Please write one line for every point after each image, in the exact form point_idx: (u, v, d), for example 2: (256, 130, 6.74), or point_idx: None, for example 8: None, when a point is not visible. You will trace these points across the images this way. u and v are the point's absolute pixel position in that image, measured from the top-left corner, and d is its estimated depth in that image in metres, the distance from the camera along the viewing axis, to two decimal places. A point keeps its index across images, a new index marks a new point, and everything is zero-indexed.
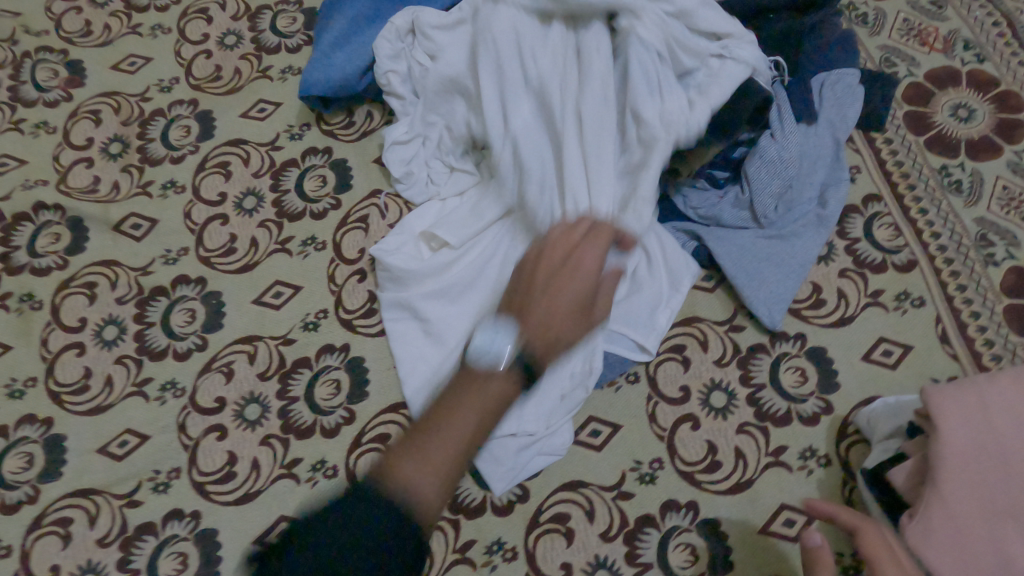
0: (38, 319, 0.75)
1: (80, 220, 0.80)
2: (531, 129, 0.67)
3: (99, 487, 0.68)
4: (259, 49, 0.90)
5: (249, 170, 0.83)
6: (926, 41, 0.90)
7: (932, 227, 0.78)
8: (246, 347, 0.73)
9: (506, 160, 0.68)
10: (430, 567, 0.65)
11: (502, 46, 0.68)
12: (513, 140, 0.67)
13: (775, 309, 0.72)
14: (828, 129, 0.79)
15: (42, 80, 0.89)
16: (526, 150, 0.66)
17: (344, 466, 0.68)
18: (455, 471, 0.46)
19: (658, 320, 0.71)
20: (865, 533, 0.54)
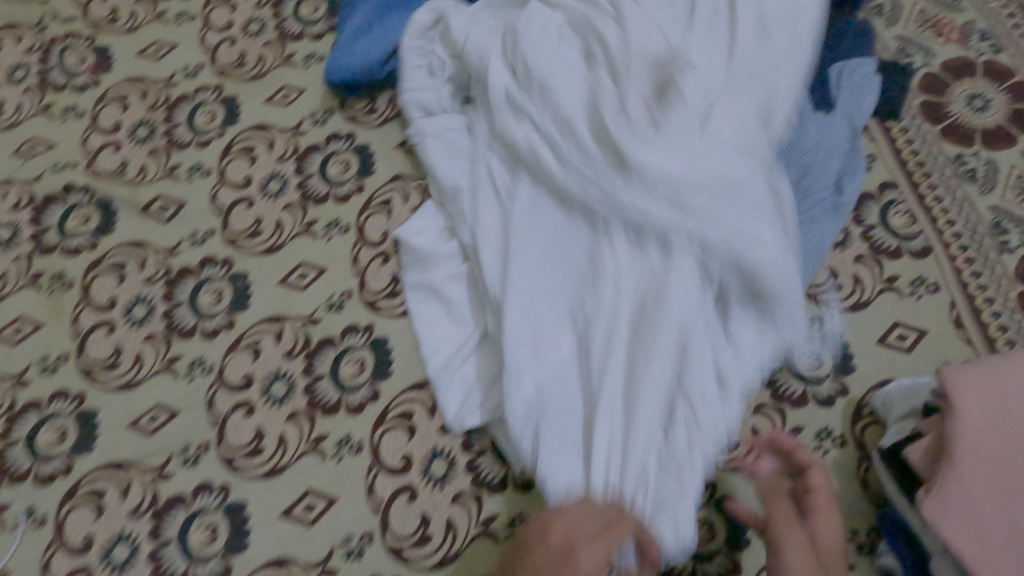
0: (69, 298, 0.77)
1: (109, 202, 0.82)
2: (557, 380, 0.63)
3: (131, 460, 0.70)
4: (283, 36, 0.92)
5: (274, 154, 0.84)
6: (942, 32, 0.90)
7: (947, 215, 0.79)
8: (272, 326, 0.75)
9: (523, 396, 0.63)
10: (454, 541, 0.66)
11: (538, 282, 0.66)
12: (536, 415, 0.62)
13: None
14: (845, 117, 0.80)
15: (70, 66, 0.91)
16: (550, 431, 0.62)
17: (369, 442, 0.70)
18: None
19: None
20: (813, 473, 0.60)
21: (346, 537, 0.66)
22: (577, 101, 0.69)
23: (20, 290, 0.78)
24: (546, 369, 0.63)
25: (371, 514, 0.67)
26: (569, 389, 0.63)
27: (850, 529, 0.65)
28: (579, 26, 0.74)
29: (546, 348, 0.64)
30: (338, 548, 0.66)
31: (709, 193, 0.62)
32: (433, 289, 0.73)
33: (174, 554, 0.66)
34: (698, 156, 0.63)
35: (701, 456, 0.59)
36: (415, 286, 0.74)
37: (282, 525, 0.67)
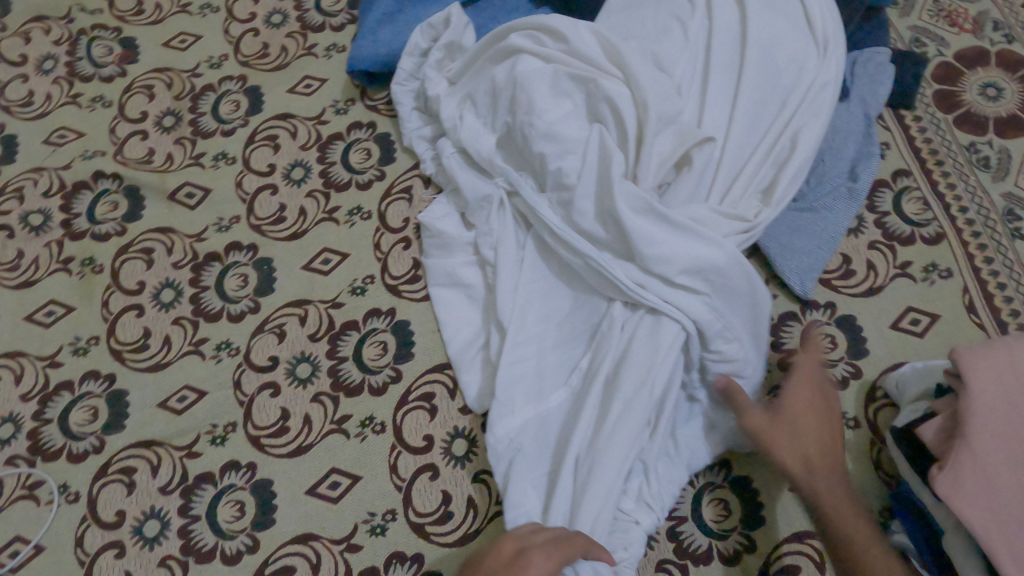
0: (100, 282, 0.79)
1: (137, 189, 0.84)
2: (534, 426, 0.65)
3: (161, 439, 0.72)
4: (305, 28, 0.94)
5: (297, 143, 0.86)
6: (956, 22, 0.91)
7: (960, 202, 0.80)
8: (297, 310, 0.77)
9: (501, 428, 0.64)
10: (474, 518, 0.67)
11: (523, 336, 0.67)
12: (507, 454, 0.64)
13: (807, 277, 0.74)
14: (860, 105, 0.82)
15: (98, 56, 0.93)
16: (517, 468, 0.63)
17: (392, 421, 0.71)
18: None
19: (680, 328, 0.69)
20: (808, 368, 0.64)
21: (370, 514, 0.68)
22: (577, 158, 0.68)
23: (52, 273, 0.80)
24: (530, 414, 0.65)
25: (394, 491, 0.68)
26: (551, 435, 0.65)
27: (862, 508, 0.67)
28: (578, 82, 0.71)
29: (537, 394, 0.66)
30: (362, 524, 0.67)
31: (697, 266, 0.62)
32: (452, 273, 0.74)
33: (203, 529, 0.68)
34: (698, 236, 0.62)
35: (650, 513, 0.62)
36: (436, 269, 0.76)
37: (307, 501, 0.69)
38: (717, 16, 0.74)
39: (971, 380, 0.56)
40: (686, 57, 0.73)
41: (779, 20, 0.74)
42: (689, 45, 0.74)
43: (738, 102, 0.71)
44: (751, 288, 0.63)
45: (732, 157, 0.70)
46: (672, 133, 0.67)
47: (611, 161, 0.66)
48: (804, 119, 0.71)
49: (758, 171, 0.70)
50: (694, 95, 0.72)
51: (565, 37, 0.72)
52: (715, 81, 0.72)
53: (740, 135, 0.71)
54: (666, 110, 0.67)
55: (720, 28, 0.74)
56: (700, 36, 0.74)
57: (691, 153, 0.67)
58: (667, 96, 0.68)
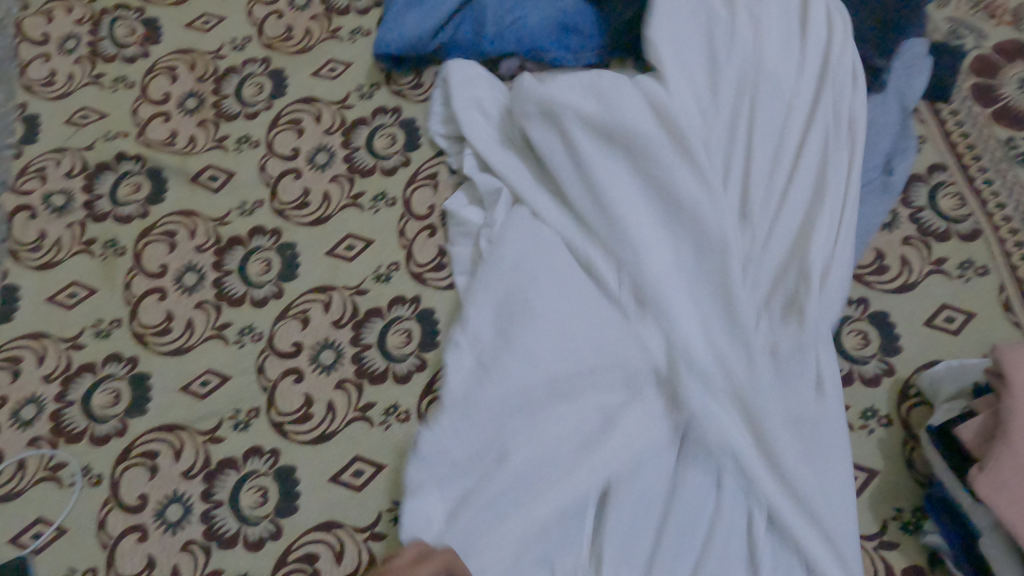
0: (122, 264, 0.78)
1: (160, 171, 0.83)
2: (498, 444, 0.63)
3: (183, 423, 0.71)
4: (329, 10, 0.92)
5: (321, 127, 0.85)
6: (995, 14, 0.90)
7: (998, 198, 0.78)
8: (320, 296, 0.76)
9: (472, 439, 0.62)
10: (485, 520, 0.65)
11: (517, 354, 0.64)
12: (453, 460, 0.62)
13: None
14: (896, 98, 0.80)
15: (120, 37, 0.92)
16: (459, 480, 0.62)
17: (416, 410, 0.71)
18: None
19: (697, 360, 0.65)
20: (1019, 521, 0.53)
21: (394, 503, 0.67)
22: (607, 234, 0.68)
23: (74, 255, 0.79)
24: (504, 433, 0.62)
25: None
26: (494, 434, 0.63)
27: (894, 507, 0.65)
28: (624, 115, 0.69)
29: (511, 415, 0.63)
30: (386, 513, 0.67)
31: (684, 381, 0.62)
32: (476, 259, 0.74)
33: (226, 515, 0.67)
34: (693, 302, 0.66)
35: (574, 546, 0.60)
36: (462, 257, 0.75)
37: (330, 489, 0.68)
38: (772, 62, 0.73)
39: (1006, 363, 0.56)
40: (737, 100, 0.72)
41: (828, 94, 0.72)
42: (739, 99, 0.72)
43: (775, 183, 0.68)
44: (756, 422, 0.60)
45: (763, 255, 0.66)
46: (696, 226, 0.66)
47: (634, 237, 0.67)
48: (836, 217, 0.67)
49: (784, 264, 0.65)
50: (737, 158, 0.69)
51: (627, 87, 0.70)
52: (760, 136, 0.70)
53: (784, 216, 0.66)
54: (695, 198, 0.66)
55: (767, 65, 0.73)
56: (762, 81, 0.72)
57: (712, 248, 0.65)
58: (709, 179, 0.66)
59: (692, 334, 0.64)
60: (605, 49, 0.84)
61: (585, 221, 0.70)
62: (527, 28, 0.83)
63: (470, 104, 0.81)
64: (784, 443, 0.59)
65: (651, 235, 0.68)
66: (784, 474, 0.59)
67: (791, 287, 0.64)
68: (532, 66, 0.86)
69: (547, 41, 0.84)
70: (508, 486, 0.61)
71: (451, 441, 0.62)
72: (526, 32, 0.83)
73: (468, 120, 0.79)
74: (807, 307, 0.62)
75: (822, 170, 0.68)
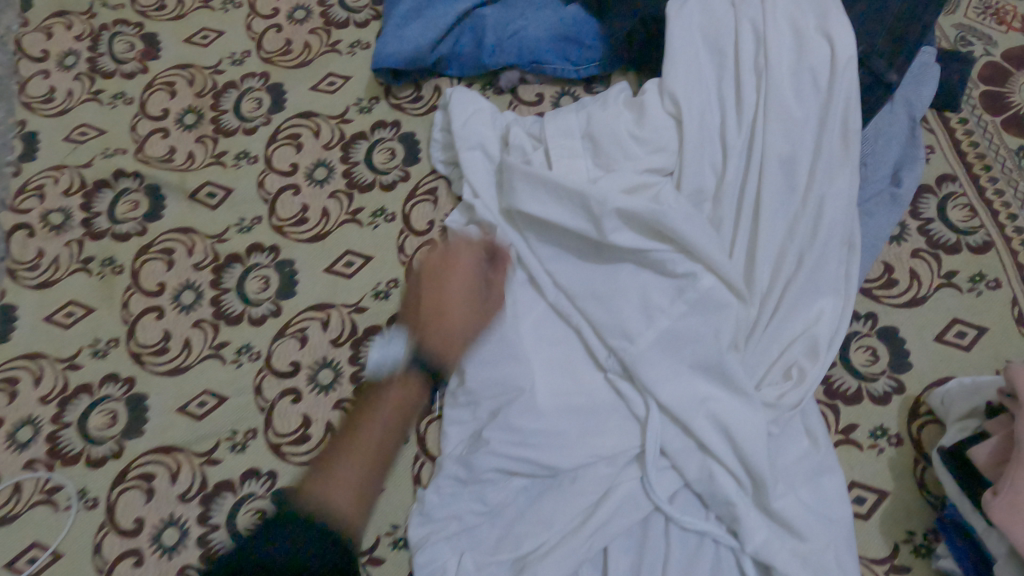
0: (120, 283, 0.78)
1: (158, 188, 0.82)
2: (501, 496, 0.64)
3: (180, 445, 0.70)
4: (328, 23, 0.92)
5: (320, 142, 0.84)
6: (1004, 20, 0.88)
7: (1009, 209, 0.77)
8: (319, 314, 0.75)
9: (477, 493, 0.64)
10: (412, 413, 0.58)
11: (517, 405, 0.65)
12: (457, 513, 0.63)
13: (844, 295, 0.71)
14: (903, 108, 0.77)
15: (120, 52, 0.92)
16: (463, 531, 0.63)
17: (415, 431, 0.69)
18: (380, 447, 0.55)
19: (703, 401, 0.63)
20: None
21: (393, 526, 0.66)
22: (599, 300, 0.67)
23: (72, 274, 0.79)
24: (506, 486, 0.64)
25: None
26: (498, 489, 0.64)
27: (906, 530, 0.64)
28: (625, 153, 0.69)
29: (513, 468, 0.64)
30: (384, 537, 0.65)
31: (676, 446, 0.63)
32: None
33: (222, 538, 0.66)
34: (695, 344, 0.64)
35: None
36: None
37: None
38: (791, 103, 0.67)
39: (1015, 375, 0.56)
40: (749, 154, 0.68)
41: (853, 144, 0.66)
42: (750, 150, 0.68)
43: (788, 251, 0.65)
44: (758, 481, 0.60)
45: (765, 330, 0.66)
46: (689, 293, 0.64)
47: (624, 304, 0.66)
48: (841, 297, 0.66)
49: (791, 340, 0.66)
50: (744, 223, 0.67)
51: (625, 144, 0.69)
52: (772, 193, 0.67)
53: (791, 297, 0.65)
54: (690, 265, 0.65)
55: (784, 105, 0.67)
56: (778, 127, 0.67)
57: (710, 313, 0.64)
58: (703, 243, 0.64)
59: (681, 404, 0.63)
60: (606, 60, 0.83)
61: (581, 286, 0.68)
62: (528, 39, 0.82)
63: (474, 141, 0.77)
64: (786, 504, 0.59)
65: (640, 298, 0.66)
66: (786, 523, 0.59)
67: (792, 360, 0.65)
68: (533, 78, 0.85)
69: (548, 53, 0.83)
70: (512, 541, 0.62)
71: (451, 507, 0.64)
72: (526, 44, 0.82)
73: (464, 139, 0.77)
74: (807, 370, 0.64)
75: (829, 231, 0.65)
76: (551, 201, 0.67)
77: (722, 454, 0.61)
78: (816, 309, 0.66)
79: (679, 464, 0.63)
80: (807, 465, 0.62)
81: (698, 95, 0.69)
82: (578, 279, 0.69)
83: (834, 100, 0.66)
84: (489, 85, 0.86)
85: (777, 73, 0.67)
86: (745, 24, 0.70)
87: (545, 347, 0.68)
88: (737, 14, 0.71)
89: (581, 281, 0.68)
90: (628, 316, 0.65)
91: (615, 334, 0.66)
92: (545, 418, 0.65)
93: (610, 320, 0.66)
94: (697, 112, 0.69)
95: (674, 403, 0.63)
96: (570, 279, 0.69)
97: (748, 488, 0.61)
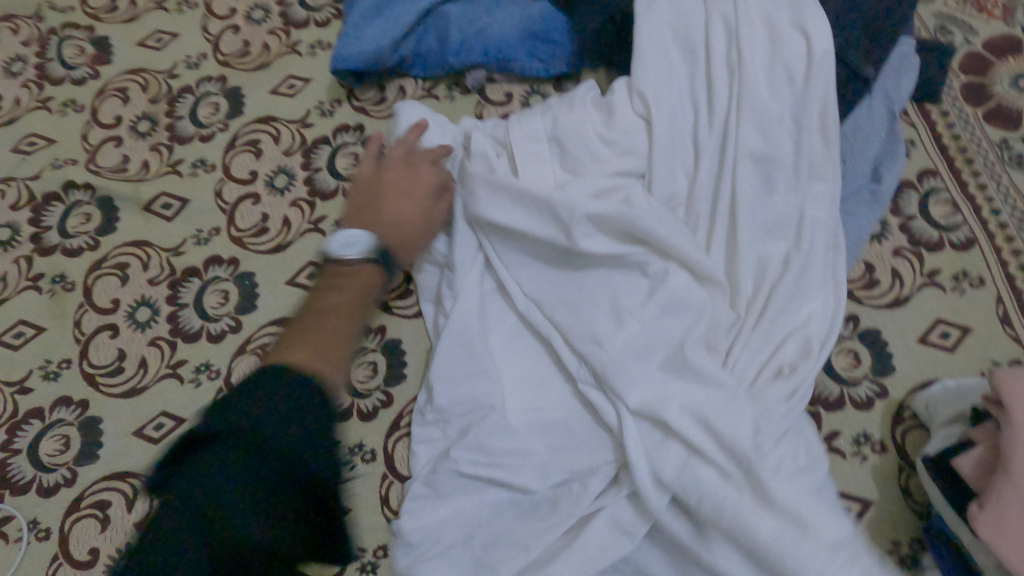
0: (71, 301, 0.74)
1: (111, 200, 0.79)
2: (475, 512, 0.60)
3: (136, 470, 0.67)
4: (287, 23, 0.88)
5: (280, 148, 0.81)
6: (985, 8, 0.86)
7: (992, 204, 0.74)
8: (281, 329, 0.72)
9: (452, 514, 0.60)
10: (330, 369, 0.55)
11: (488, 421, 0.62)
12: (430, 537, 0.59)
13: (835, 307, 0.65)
14: (882, 100, 0.74)
15: (69, 58, 0.88)
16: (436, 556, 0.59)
17: (383, 448, 0.66)
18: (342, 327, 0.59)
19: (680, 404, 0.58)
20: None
21: (360, 551, 0.63)
22: (569, 307, 0.64)
23: (21, 292, 0.75)
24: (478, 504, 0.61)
25: (387, 526, 0.64)
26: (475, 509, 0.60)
27: (892, 540, 0.61)
28: (593, 155, 0.66)
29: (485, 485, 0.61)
30: (351, 562, 0.62)
31: (660, 454, 0.57)
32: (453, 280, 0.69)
33: None
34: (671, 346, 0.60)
35: None
36: (428, 284, 0.71)
37: None
38: (766, 99, 0.65)
39: (1000, 380, 0.54)
40: (722, 153, 0.65)
41: (833, 141, 0.64)
42: (724, 149, 0.65)
43: (771, 256, 0.63)
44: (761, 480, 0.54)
45: (752, 333, 0.61)
46: (659, 294, 0.61)
47: (593, 311, 0.63)
48: (830, 302, 0.63)
49: (779, 343, 0.61)
50: (721, 221, 0.63)
51: (594, 147, 0.66)
52: (748, 195, 0.64)
53: (778, 298, 0.62)
54: (664, 263, 0.62)
55: (758, 101, 0.64)
56: (751, 124, 0.64)
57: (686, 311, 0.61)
58: (679, 243, 0.61)
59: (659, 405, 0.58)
60: (575, 58, 0.80)
61: (548, 293, 0.65)
62: (494, 37, 0.79)
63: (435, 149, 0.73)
64: (788, 491, 0.53)
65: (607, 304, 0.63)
66: (793, 515, 0.53)
67: (782, 361, 0.60)
68: (500, 77, 0.82)
69: (516, 51, 0.80)
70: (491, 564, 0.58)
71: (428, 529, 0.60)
72: (492, 41, 0.79)
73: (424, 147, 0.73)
74: (798, 368, 0.60)
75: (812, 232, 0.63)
76: (515, 208, 0.64)
77: (710, 453, 0.55)
78: (805, 312, 0.62)
79: (661, 476, 0.56)
80: (809, 477, 0.56)
81: (667, 93, 0.67)
82: (547, 288, 0.66)
83: (809, 95, 0.64)
84: (456, 84, 0.82)
85: (751, 68, 0.65)
86: (715, 17, 0.67)
87: (517, 360, 0.66)
88: (708, 8, 0.68)
89: (550, 289, 0.66)
90: (598, 323, 0.62)
91: (582, 341, 0.62)
92: (515, 435, 0.62)
93: (577, 326, 0.63)
94: (667, 110, 0.66)
95: (650, 407, 0.58)
96: (536, 285, 0.66)
97: (750, 485, 0.54)
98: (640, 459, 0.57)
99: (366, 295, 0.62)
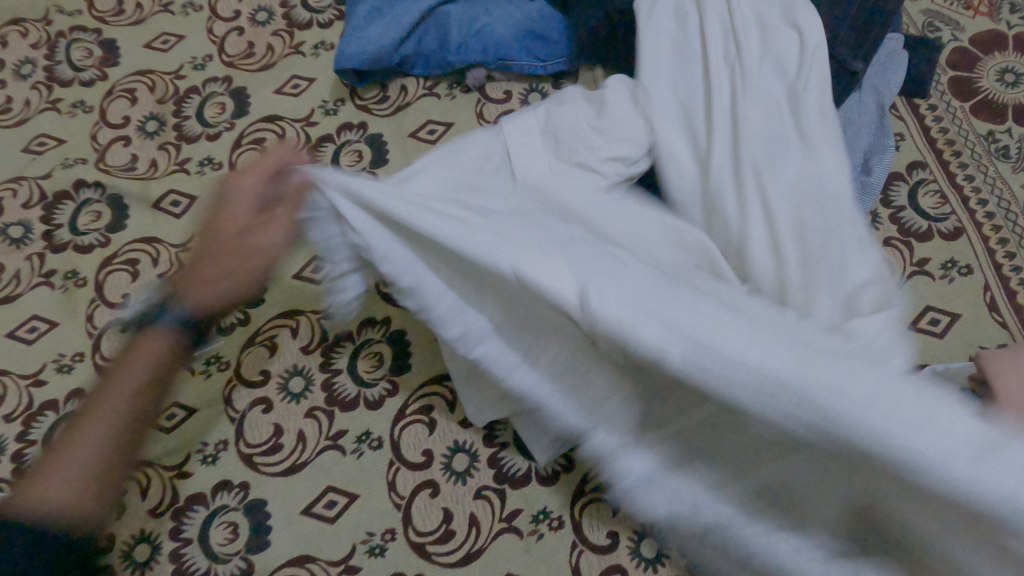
0: (83, 296, 0.76)
1: (121, 198, 0.81)
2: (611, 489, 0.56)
3: (149, 459, 0.69)
4: (291, 25, 0.90)
5: (285, 146, 0.83)
6: (971, 5, 0.88)
7: (979, 194, 0.77)
8: (290, 321, 0.74)
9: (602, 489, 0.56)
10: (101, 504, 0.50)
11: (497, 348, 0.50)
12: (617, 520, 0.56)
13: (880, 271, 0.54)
14: (872, 95, 0.76)
15: (77, 59, 0.90)
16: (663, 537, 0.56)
17: (389, 436, 0.69)
18: (124, 423, 0.52)
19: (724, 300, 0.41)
20: None
21: (369, 534, 0.65)
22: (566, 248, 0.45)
23: (34, 288, 0.77)
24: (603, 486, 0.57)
25: (394, 509, 0.66)
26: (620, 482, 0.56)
27: None
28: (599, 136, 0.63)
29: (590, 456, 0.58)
30: (361, 545, 0.65)
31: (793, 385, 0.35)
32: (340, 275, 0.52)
33: (196, 553, 0.65)
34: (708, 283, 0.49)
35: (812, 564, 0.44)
36: None
37: (304, 522, 0.66)
38: (768, 86, 0.63)
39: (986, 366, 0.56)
40: (735, 132, 0.60)
41: (831, 122, 0.60)
42: (729, 134, 0.61)
43: (810, 228, 0.55)
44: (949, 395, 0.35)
45: (795, 271, 0.54)
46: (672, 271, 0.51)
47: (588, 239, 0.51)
48: (874, 263, 0.53)
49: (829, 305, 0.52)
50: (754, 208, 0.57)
51: (587, 135, 0.62)
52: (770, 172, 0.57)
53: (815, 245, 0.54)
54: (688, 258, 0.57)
55: (760, 90, 0.62)
56: (755, 106, 0.61)
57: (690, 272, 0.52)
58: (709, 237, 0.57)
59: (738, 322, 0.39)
60: (573, 55, 0.82)
61: (504, 221, 0.48)
62: (493, 36, 0.81)
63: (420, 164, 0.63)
64: (960, 430, 0.32)
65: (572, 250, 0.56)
66: (925, 417, 0.32)
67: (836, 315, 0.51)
68: (500, 75, 0.85)
69: (515, 51, 0.82)
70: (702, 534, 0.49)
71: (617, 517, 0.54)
72: (492, 40, 0.81)
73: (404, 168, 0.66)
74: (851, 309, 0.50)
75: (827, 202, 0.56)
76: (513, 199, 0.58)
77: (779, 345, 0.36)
78: (851, 270, 0.53)
79: (777, 394, 0.34)
80: (955, 420, 0.32)
81: (668, 83, 0.66)
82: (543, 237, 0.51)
83: (803, 82, 0.62)
84: (456, 84, 0.85)
85: (746, 60, 0.64)
86: None
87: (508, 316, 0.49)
88: None
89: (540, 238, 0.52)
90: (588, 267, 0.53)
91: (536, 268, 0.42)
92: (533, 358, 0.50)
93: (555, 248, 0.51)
94: (673, 102, 0.65)
95: (770, 336, 0.36)
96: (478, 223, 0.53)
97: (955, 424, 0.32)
98: (710, 374, 0.36)
99: (157, 376, 0.53)
